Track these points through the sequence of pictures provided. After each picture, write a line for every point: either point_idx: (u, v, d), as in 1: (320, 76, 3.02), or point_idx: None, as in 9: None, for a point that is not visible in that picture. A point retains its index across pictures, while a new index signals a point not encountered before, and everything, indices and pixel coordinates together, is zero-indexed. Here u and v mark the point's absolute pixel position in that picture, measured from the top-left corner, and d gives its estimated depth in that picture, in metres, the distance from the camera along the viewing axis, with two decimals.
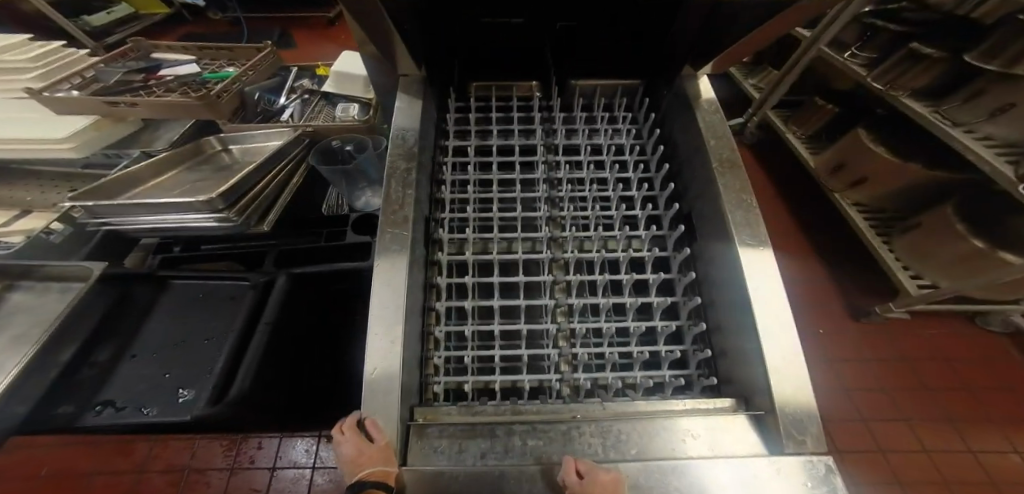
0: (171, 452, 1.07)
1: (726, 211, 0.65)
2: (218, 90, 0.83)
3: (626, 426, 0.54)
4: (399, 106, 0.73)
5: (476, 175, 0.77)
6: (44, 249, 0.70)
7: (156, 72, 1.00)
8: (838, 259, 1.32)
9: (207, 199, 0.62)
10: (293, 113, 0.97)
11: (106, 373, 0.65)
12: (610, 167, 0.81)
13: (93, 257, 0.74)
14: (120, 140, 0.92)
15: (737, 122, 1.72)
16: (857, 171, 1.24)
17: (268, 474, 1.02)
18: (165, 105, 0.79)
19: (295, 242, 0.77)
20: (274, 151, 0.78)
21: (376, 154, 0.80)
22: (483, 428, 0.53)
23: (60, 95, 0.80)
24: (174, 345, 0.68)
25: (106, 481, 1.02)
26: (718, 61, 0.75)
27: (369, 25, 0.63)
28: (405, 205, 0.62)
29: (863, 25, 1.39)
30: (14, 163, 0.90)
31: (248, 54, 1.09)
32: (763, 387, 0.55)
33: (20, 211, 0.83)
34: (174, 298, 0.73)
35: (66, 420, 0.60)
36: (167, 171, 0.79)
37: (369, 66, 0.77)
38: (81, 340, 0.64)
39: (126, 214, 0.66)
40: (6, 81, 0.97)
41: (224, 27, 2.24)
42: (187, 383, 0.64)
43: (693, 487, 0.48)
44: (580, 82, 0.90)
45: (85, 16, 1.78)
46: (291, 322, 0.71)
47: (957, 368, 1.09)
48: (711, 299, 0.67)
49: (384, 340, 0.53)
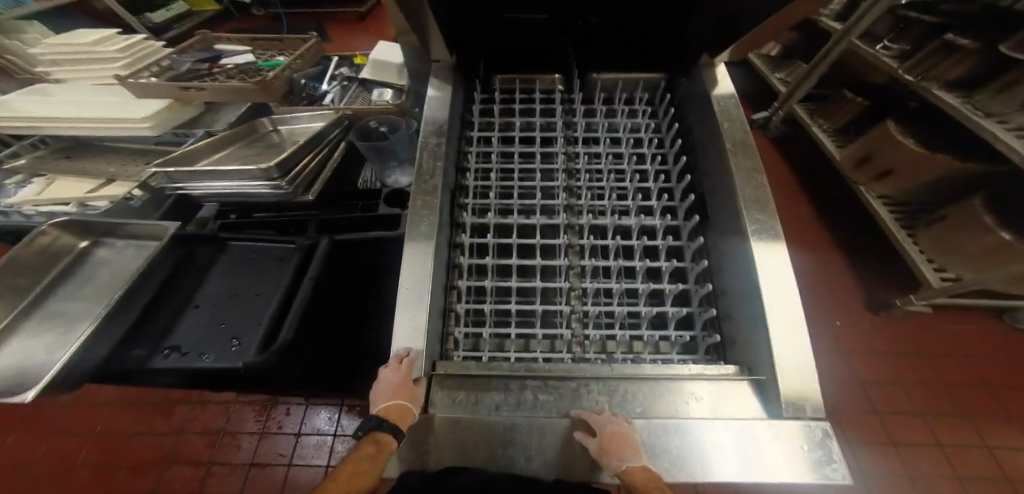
0: (210, 415, 1.22)
1: (738, 192, 0.68)
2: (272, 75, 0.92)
3: (633, 387, 0.57)
4: (430, 90, 0.79)
5: (499, 165, 0.82)
6: (129, 212, 0.82)
7: (217, 61, 1.11)
8: (860, 255, 1.30)
9: (264, 168, 0.71)
10: (333, 98, 1.04)
11: (171, 323, 0.67)
12: (628, 159, 0.84)
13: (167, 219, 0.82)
14: (189, 120, 1.01)
15: (762, 115, 1.70)
16: (883, 164, 1.23)
17: (294, 439, 1.17)
18: (226, 88, 0.88)
19: (334, 213, 0.80)
20: (316, 132, 0.85)
21: (408, 133, 0.85)
22: (498, 382, 0.58)
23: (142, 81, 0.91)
24: (229, 300, 0.70)
25: (150, 439, 1.19)
26: (735, 47, 0.77)
27: (410, 13, 0.68)
28: (435, 175, 0.68)
29: (897, 17, 1.36)
30: (97, 140, 1.02)
31: (296, 45, 1.17)
32: (765, 357, 0.57)
33: (107, 181, 0.94)
34: (230, 259, 0.74)
35: (138, 363, 0.62)
36: (225, 148, 0.86)
37: (405, 55, 0.84)
38: (152, 296, 0.66)
39: (198, 180, 0.75)
40: (98, 71, 1.12)
41: (264, 22, 2.38)
42: (241, 333, 0.66)
43: (691, 443, 0.52)
44: (602, 76, 0.93)
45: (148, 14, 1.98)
46: (328, 285, 0.71)
47: (978, 364, 1.07)
48: (722, 288, 0.69)
49: (414, 294, 0.60)
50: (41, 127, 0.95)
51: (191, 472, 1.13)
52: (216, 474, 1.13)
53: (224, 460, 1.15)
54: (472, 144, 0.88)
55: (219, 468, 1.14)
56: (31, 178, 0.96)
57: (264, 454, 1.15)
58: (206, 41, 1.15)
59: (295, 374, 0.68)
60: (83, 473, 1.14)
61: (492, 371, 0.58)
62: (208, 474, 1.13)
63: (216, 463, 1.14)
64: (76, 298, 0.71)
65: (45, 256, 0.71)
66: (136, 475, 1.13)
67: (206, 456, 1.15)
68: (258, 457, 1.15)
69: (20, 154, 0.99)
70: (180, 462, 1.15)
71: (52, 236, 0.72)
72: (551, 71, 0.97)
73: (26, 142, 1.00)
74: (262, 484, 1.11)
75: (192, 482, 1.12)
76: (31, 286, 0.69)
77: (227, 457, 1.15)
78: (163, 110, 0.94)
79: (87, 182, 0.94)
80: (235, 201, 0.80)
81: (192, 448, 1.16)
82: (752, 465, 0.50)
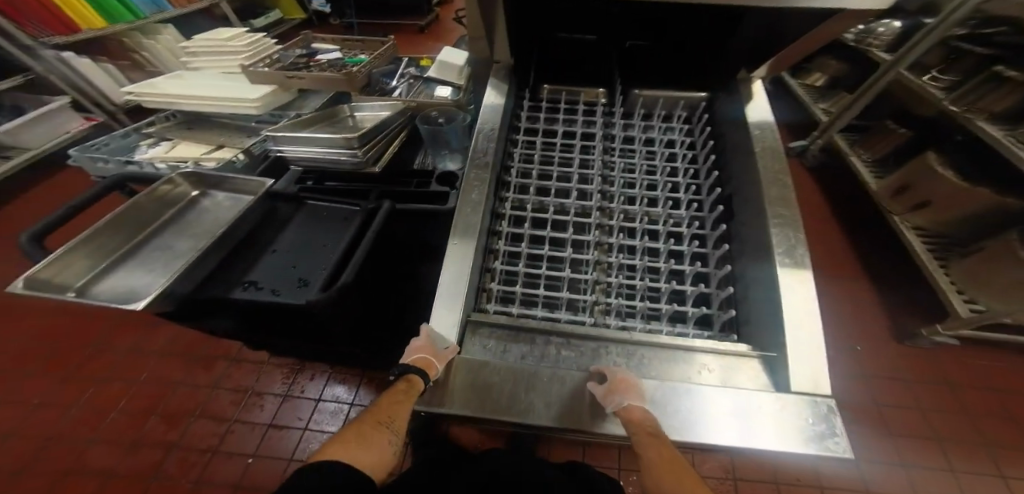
0: (243, 374, 1.31)
1: (763, 186, 0.73)
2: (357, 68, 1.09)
3: (648, 353, 0.63)
4: (489, 87, 0.91)
5: (539, 165, 0.87)
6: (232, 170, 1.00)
7: (312, 57, 1.30)
8: (890, 289, 1.29)
9: (347, 137, 0.87)
10: (401, 92, 1.18)
11: (253, 261, 0.79)
12: (662, 171, 0.87)
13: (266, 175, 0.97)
14: (285, 104, 1.19)
15: (800, 144, 1.73)
16: (918, 195, 1.23)
17: (313, 404, 1.24)
18: (321, 77, 1.06)
19: (392, 186, 0.92)
20: (385, 119, 0.99)
21: (461, 126, 0.99)
22: (525, 336, 0.65)
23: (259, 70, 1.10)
24: (301, 247, 0.81)
25: (186, 391, 1.28)
26: (775, 62, 0.85)
27: (486, 15, 0.79)
28: (488, 154, 0.79)
29: (949, 48, 1.37)
30: (208, 116, 1.22)
31: (374, 47, 1.35)
32: (779, 336, 0.61)
33: (216, 146, 1.13)
34: (307, 214, 0.87)
35: (221, 292, 0.73)
36: (314, 124, 1.02)
37: (472, 58, 0.96)
38: (241, 237, 0.80)
39: (295, 146, 0.91)
40: (223, 60, 1.33)
41: (338, 30, 2.68)
42: (310, 275, 0.77)
43: (697, 404, 0.56)
44: (643, 93, 0.97)
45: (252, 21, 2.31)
46: (379, 245, 0.81)
47: (1008, 400, 1.07)
48: (743, 292, 0.72)
49: (461, 248, 0.70)
50: (175, 102, 1.16)
51: (214, 428, 1.20)
52: (236, 431, 1.20)
53: (245, 419, 1.22)
54: (516, 146, 0.93)
55: (240, 426, 1.21)
56: (161, 140, 1.17)
57: (282, 416, 1.22)
58: (306, 39, 1.34)
59: (340, 317, 0.77)
60: (118, 419, 1.22)
61: (522, 324, 0.66)
62: (229, 431, 1.20)
63: (238, 421, 1.22)
64: (179, 234, 0.84)
65: (166, 200, 0.87)
66: (167, 424, 1.21)
67: (230, 413, 1.23)
68: (277, 419, 1.22)
69: (154, 123, 1.20)
70: (205, 418, 1.22)
71: (173, 185, 0.88)
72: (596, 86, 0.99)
73: (162, 115, 1.21)
74: (278, 446, 1.17)
75: (214, 438, 1.19)
76: (150, 220, 0.84)
77: (249, 416, 1.23)
78: (269, 94, 1.12)
79: (203, 147, 1.13)
80: (315, 169, 0.94)
81: (219, 405, 1.25)
82: (751, 430, 0.54)
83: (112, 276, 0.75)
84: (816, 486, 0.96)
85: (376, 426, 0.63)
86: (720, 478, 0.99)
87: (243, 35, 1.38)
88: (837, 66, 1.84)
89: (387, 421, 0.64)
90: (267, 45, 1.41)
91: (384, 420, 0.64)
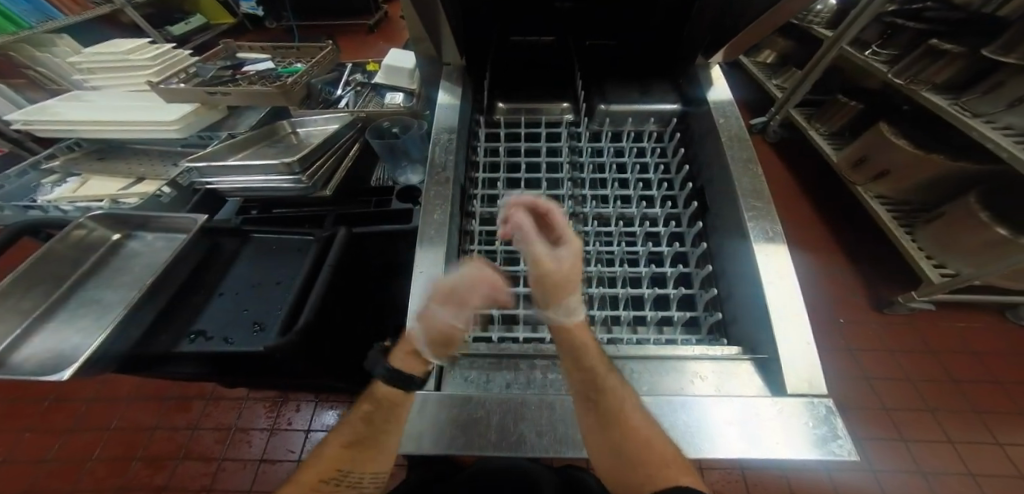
0: (223, 411, 1.18)
1: (734, 180, 0.70)
2: (293, 80, 1.03)
3: (638, 366, 0.60)
4: (441, 92, 0.84)
5: (504, 209, 0.77)
6: (154, 206, 0.92)
7: (240, 68, 1.22)
8: (863, 259, 1.33)
9: (288, 162, 0.80)
10: (348, 102, 1.12)
11: (200, 307, 0.71)
12: (637, 202, 0.80)
13: (198, 208, 0.90)
14: (214, 123, 1.14)
15: (760, 122, 1.74)
16: (880, 165, 1.26)
17: (303, 436, 1.13)
18: (255, 94, 1.00)
19: (349, 207, 0.87)
20: (333, 134, 0.94)
21: (418, 135, 0.92)
22: (508, 363, 0.60)
23: (173, 88, 1.03)
24: (254, 286, 0.74)
25: (164, 434, 1.14)
26: (728, 50, 0.81)
27: (426, 15, 0.73)
28: (447, 169, 0.72)
29: (884, 23, 1.38)
30: (124, 143, 1.16)
31: (311, 53, 1.29)
32: (768, 334, 0.58)
33: (135, 179, 1.09)
34: (254, 250, 0.79)
35: (165, 347, 0.65)
36: (245, 148, 0.94)
37: (419, 63, 0.89)
38: (177, 286, 0.70)
39: (226, 174, 0.84)
40: (130, 77, 1.24)
41: (279, 34, 2.57)
42: (263, 319, 0.70)
43: (695, 416, 0.53)
44: (610, 110, 0.88)
45: (169, 27, 2.10)
46: (332, 296, 0.71)
47: (982, 359, 1.12)
48: (739, 339, 0.64)
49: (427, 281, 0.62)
50: (76, 131, 1.10)
51: (204, 468, 1.08)
52: (226, 470, 1.08)
53: (233, 457, 1.10)
54: (477, 186, 0.83)
55: (229, 465, 1.09)
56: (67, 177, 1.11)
57: (274, 450, 1.10)
58: (229, 49, 1.27)
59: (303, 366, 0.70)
60: (94, 468, 1.09)
61: (502, 351, 0.61)
62: (219, 470, 1.08)
63: (226, 460, 1.09)
64: (109, 285, 0.75)
65: (83, 246, 0.77)
66: (150, 470, 1.08)
67: (216, 452, 1.11)
68: (268, 453, 1.10)
69: (56, 156, 1.13)
70: (191, 458, 1.10)
71: (87, 229, 0.78)
72: (560, 100, 0.94)
73: (64, 145, 1.14)
74: (273, 481, 1.06)
75: (205, 478, 1.07)
76: (69, 273, 0.74)
77: (237, 453, 1.11)
78: (191, 114, 1.07)
79: (120, 181, 1.08)
80: (257, 196, 0.87)
81: (204, 445, 1.12)
82: (758, 439, 0.50)
83: (35, 344, 0.65)
84: (823, 471, 0.97)
85: (317, 487, 0.52)
86: (727, 470, 0.99)
87: (145, 48, 1.29)
88: (783, 44, 1.87)
89: (338, 476, 0.53)
90: (180, 56, 1.33)
91: (331, 477, 0.53)
